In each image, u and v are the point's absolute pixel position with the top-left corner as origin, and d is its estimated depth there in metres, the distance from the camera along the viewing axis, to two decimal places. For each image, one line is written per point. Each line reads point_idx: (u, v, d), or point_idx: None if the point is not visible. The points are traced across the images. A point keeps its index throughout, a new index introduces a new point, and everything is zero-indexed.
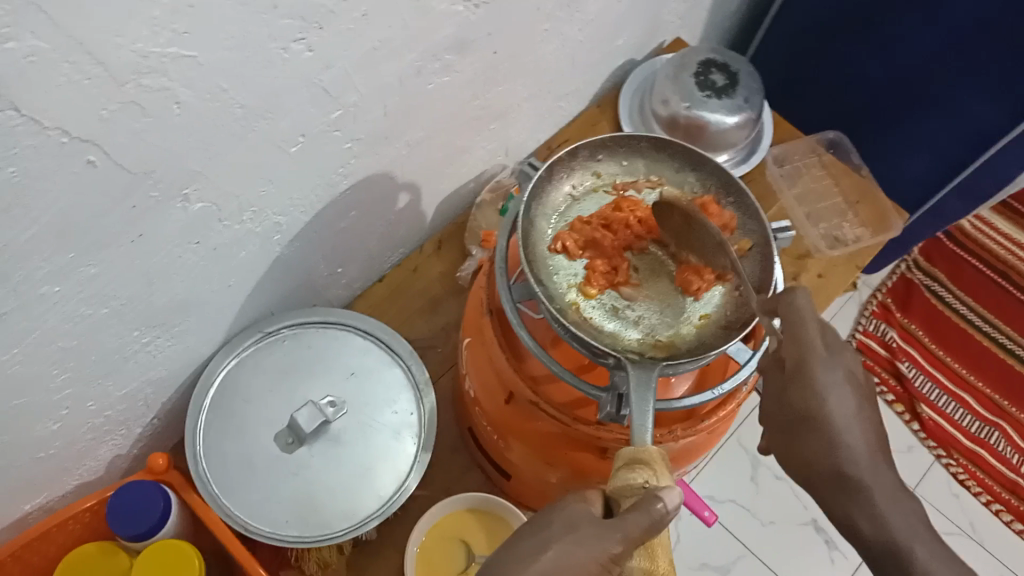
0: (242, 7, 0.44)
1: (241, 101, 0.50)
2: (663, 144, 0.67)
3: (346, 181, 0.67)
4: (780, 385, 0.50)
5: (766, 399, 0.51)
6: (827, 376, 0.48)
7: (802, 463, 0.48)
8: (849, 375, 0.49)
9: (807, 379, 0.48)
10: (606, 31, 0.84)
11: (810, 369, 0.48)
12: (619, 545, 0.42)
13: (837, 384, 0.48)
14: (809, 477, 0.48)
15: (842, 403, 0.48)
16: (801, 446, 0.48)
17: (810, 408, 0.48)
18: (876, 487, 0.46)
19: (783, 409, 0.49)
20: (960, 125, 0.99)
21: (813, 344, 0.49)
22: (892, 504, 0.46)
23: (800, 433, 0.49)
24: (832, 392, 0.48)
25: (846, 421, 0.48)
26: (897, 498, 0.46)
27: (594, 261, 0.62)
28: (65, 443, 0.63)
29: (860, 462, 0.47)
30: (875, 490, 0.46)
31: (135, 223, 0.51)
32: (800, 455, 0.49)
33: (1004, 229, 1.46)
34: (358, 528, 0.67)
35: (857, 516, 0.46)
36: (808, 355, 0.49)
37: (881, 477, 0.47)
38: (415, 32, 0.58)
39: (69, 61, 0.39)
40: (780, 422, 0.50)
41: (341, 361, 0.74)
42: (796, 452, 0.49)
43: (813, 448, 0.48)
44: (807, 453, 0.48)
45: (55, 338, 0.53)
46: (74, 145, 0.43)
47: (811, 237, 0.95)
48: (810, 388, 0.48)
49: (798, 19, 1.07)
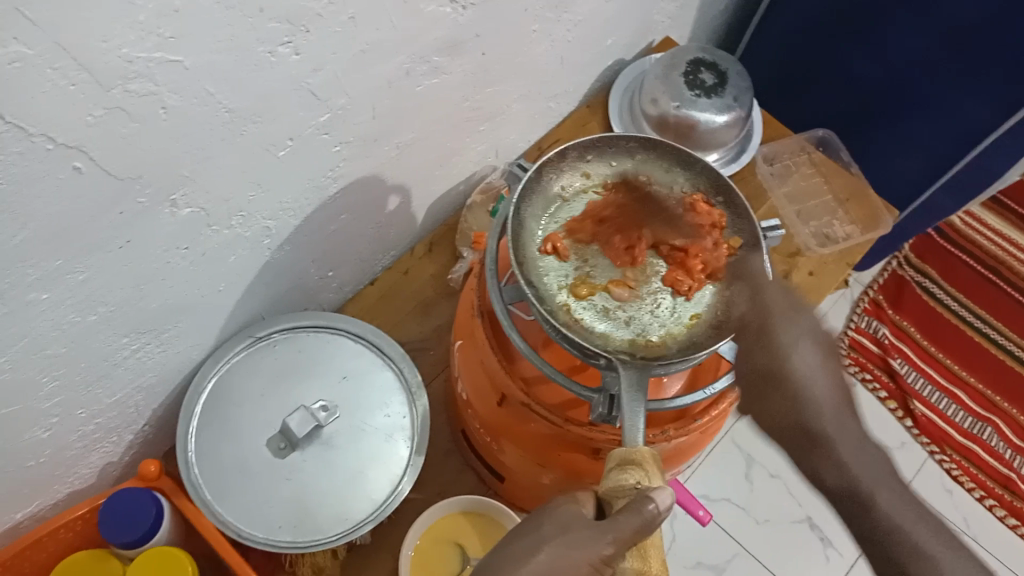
0: (229, 11, 0.44)
1: (229, 105, 0.50)
2: (652, 144, 0.67)
3: (336, 184, 0.67)
4: (750, 347, 0.62)
5: (745, 362, 0.63)
6: (787, 337, 0.61)
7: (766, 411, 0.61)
8: (809, 337, 0.61)
9: (770, 339, 0.61)
10: (595, 31, 0.84)
11: (771, 330, 0.61)
12: (610, 547, 0.42)
13: (795, 343, 0.61)
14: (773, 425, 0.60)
15: (803, 358, 0.60)
16: (770, 397, 0.61)
17: (771, 363, 0.61)
18: (837, 435, 0.54)
19: (755, 367, 0.62)
20: (949, 123, 0.99)
21: (776, 313, 0.62)
22: (856, 456, 0.53)
23: (766, 383, 0.61)
24: (792, 350, 0.61)
25: (807, 368, 0.59)
26: (861, 450, 0.54)
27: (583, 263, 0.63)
28: (55, 451, 0.62)
29: (823, 411, 0.56)
30: (835, 437, 0.54)
31: (123, 229, 0.50)
32: (774, 408, 0.60)
33: (994, 225, 1.47)
34: (351, 533, 0.66)
35: (818, 465, 0.54)
36: (769, 318, 0.62)
37: (843, 426, 0.55)
38: (403, 35, 0.58)
39: (55, 67, 0.39)
40: (753, 378, 0.62)
41: (333, 365, 0.74)
42: (764, 404, 0.61)
43: (776, 396, 0.60)
44: (772, 401, 0.60)
45: (45, 345, 0.52)
46: (61, 151, 0.42)
47: (801, 236, 0.95)
48: (772, 346, 0.61)
49: (788, 17, 1.07)
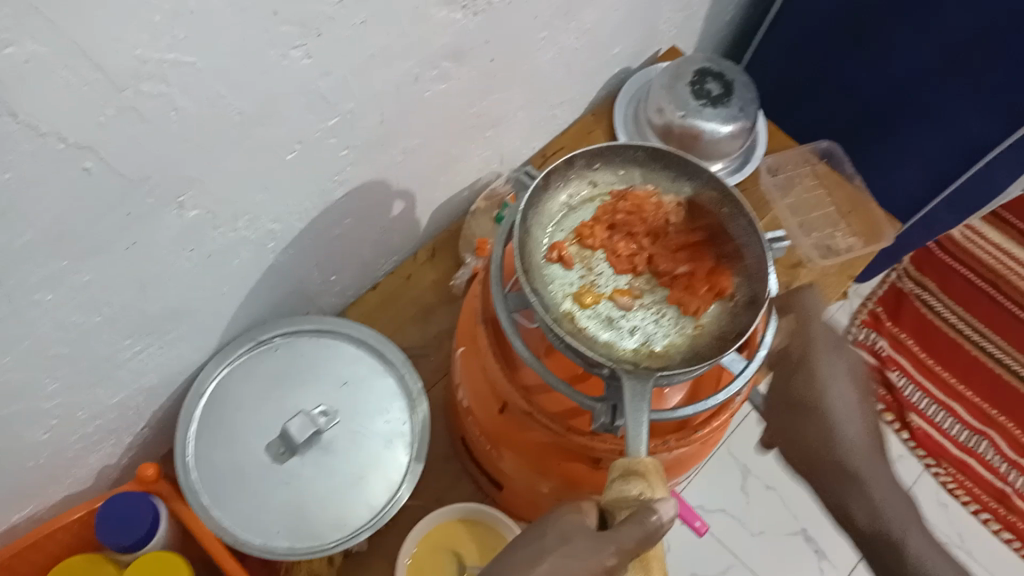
0: (242, 13, 0.44)
1: (239, 107, 0.49)
2: (658, 154, 0.66)
3: (341, 189, 0.66)
4: (789, 376, 0.58)
5: (773, 387, 0.60)
6: (828, 372, 0.57)
7: (796, 442, 0.56)
8: (850, 373, 0.58)
9: (811, 372, 0.57)
10: (602, 40, 0.84)
11: (812, 363, 0.58)
12: (613, 558, 0.42)
13: (838, 378, 0.57)
14: (810, 462, 0.55)
15: (843, 395, 0.56)
16: (803, 430, 0.55)
17: (811, 394, 0.56)
18: (873, 479, 0.52)
19: (790, 395, 0.57)
20: (950, 135, 0.99)
21: (815, 342, 0.60)
22: (890, 503, 0.52)
23: (787, 412, 0.57)
24: (834, 385, 0.56)
25: (845, 406, 0.55)
26: (892, 495, 0.53)
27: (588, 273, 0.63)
28: (54, 452, 0.62)
29: (861, 454, 0.53)
30: (871, 482, 0.52)
31: (129, 230, 0.50)
32: (804, 442, 0.55)
33: (994, 239, 1.48)
34: (348, 540, 0.66)
35: (853, 507, 0.52)
36: (812, 351, 0.59)
37: (877, 471, 0.53)
38: (413, 40, 0.58)
39: (68, 66, 0.38)
40: (783, 407, 0.57)
41: (333, 370, 0.74)
42: (798, 436, 0.56)
43: (812, 430, 0.55)
44: (808, 435, 0.55)
45: (47, 346, 0.52)
46: (70, 152, 0.42)
47: (803, 247, 0.96)
48: (814, 378, 0.57)
49: (794, 27, 1.08)
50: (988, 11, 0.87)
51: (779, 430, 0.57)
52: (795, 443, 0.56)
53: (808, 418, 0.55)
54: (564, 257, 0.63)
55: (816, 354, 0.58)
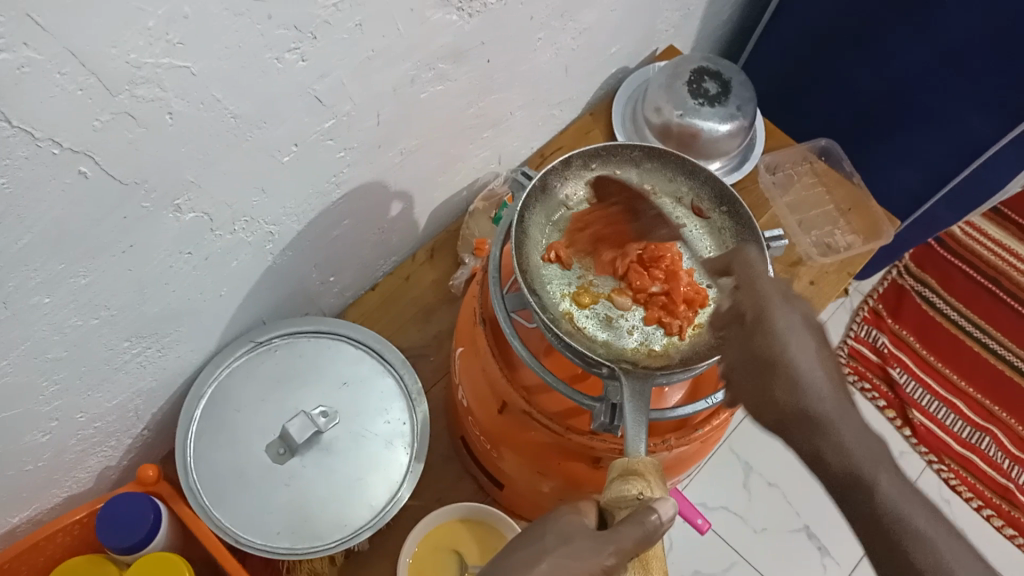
0: (237, 17, 0.44)
1: (236, 110, 0.50)
2: (656, 153, 0.67)
3: (339, 190, 0.66)
4: (748, 336, 0.53)
5: (731, 351, 0.55)
6: (787, 322, 0.52)
7: (761, 396, 0.51)
8: (807, 324, 0.53)
9: (770, 324, 0.52)
10: (600, 39, 0.84)
11: (768, 315, 0.53)
12: (612, 558, 0.42)
13: (795, 330, 0.52)
14: (777, 416, 0.50)
15: (802, 348, 0.51)
16: (768, 387, 0.51)
17: (772, 350, 0.51)
18: (843, 421, 0.48)
19: (750, 355, 0.53)
20: (947, 134, 0.99)
21: (770, 295, 0.54)
22: (859, 442, 0.46)
23: (752, 370, 0.52)
24: (791, 337, 0.52)
25: (802, 356, 0.51)
26: (859, 433, 0.47)
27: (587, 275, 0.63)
28: (54, 454, 0.62)
29: (826, 397, 0.49)
30: (840, 423, 0.47)
31: (127, 233, 0.50)
32: (768, 395, 0.51)
33: (995, 235, 1.48)
34: (350, 540, 0.66)
35: (823, 449, 0.47)
36: (767, 305, 0.54)
37: (847, 413, 0.48)
38: (409, 42, 0.58)
39: (63, 71, 0.39)
40: (742, 366, 0.53)
41: (333, 371, 0.74)
42: (764, 391, 0.51)
43: (779, 382, 0.50)
44: (773, 389, 0.50)
45: (46, 348, 0.52)
46: (66, 156, 0.42)
47: (803, 244, 0.95)
48: (773, 332, 0.52)
49: (793, 26, 1.08)
50: (992, 12, 0.87)
51: (745, 387, 0.52)
52: (761, 400, 0.51)
53: (771, 372, 0.51)
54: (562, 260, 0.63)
55: (771, 303, 0.54)
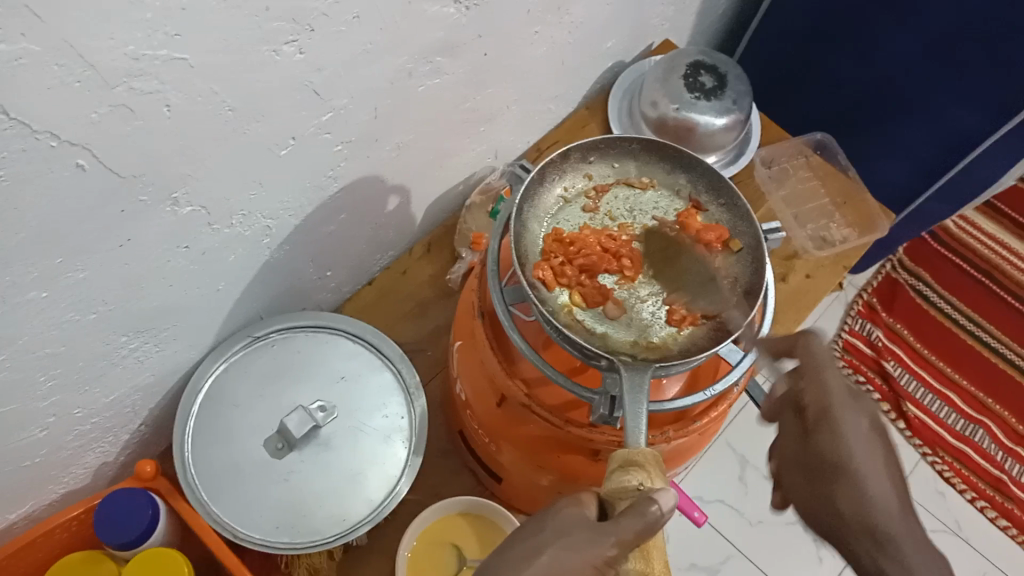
0: (233, 9, 0.44)
1: (231, 103, 0.49)
2: (654, 147, 0.67)
3: (336, 184, 0.66)
4: (809, 434, 0.50)
5: (787, 445, 0.52)
6: (852, 422, 0.49)
7: (818, 502, 0.48)
8: (874, 425, 0.50)
9: (834, 423, 0.49)
10: (595, 33, 0.84)
11: (833, 415, 0.50)
12: (614, 549, 0.42)
13: (859, 430, 0.49)
14: (835, 527, 0.47)
15: (867, 454, 0.48)
16: (828, 494, 0.48)
17: (838, 453, 0.48)
18: (911, 542, 0.44)
19: (811, 457, 0.50)
20: (937, 126, 1.00)
21: (835, 391, 0.51)
22: (937, 573, 0.43)
23: (820, 475, 0.49)
24: (858, 443, 0.49)
25: (871, 466, 0.48)
26: (935, 561, 0.43)
27: (580, 285, 0.61)
28: (51, 451, 0.62)
29: (895, 513, 0.45)
30: (907, 545, 0.44)
31: (123, 228, 0.50)
32: (827, 503, 0.48)
33: (988, 229, 1.48)
34: (348, 534, 0.66)
35: (888, 572, 0.43)
36: (833, 401, 0.50)
37: (915, 532, 0.45)
38: (406, 34, 0.58)
39: (60, 63, 0.38)
40: (801, 466, 0.50)
41: (331, 365, 0.74)
42: (822, 499, 0.48)
43: (840, 490, 0.47)
44: (833, 497, 0.47)
45: (41, 344, 0.52)
46: (63, 149, 0.42)
47: (799, 238, 0.95)
48: (838, 434, 0.49)
49: (787, 18, 1.08)
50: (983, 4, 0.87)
51: (804, 492, 0.50)
52: (817, 505, 0.49)
53: (831, 478, 0.48)
54: (563, 275, 0.61)
55: (835, 400, 0.50)
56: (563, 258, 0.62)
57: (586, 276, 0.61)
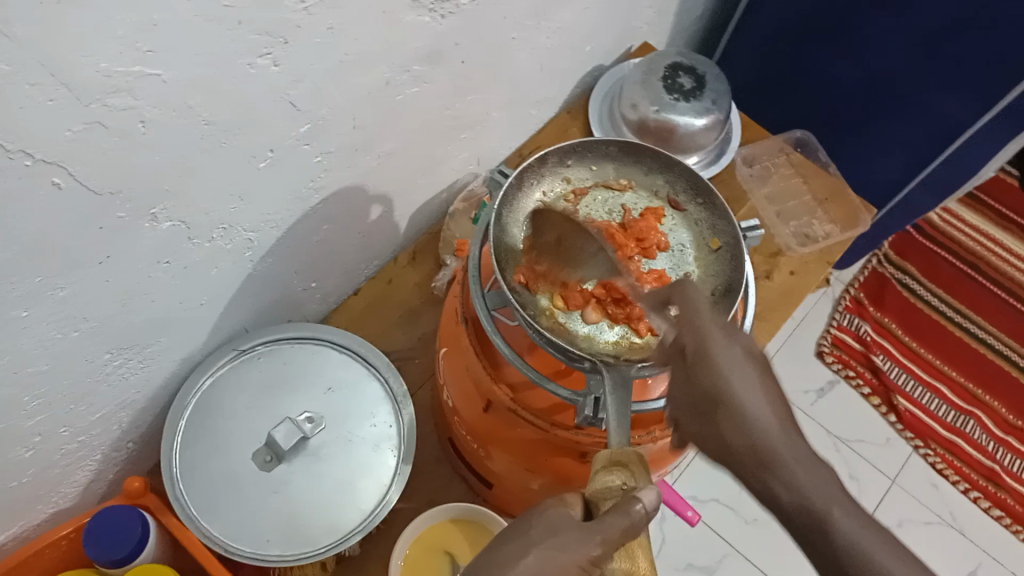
0: (207, 23, 0.44)
1: (209, 117, 0.49)
2: (631, 149, 0.68)
3: (319, 195, 0.67)
4: (687, 372, 0.47)
5: (672, 387, 0.49)
6: (728, 353, 0.46)
7: (711, 440, 0.45)
8: (749, 354, 0.47)
9: (710, 359, 0.46)
10: (573, 37, 0.85)
11: (709, 351, 0.46)
12: (598, 548, 0.42)
13: (736, 360, 0.46)
14: (729, 459, 0.44)
15: (745, 382, 0.45)
16: (716, 424, 0.45)
17: (715, 386, 0.45)
18: (793, 459, 0.42)
19: (693, 392, 0.46)
20: (922, 119, 1.01)
21: (709, 327, 0.48)
22: (815, 480, 0.41)
23: (704, 409, 0.46)
24: (735, 372, 0.45)
25: (748, 390, 0.45)
26: (815, 471, 0.42)
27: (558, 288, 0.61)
28: (39, 470, 0.62)
29: (772, 434, 0.43)
30: (790, 460, 0.42)
31: (103, 245, 0.50)
32: (720, 440, 0.45)
33: (972, 221, 1.50)
34: (340, 544, 0.66)
35: (775, 488, 0.42)
36: (708, 338, 0.47)
37: (796, 448, 0.43)
38: (382, 43, 0.58)
39: (32, 82, 0.39)
40: (686, 406, 0.47)
41: (319, 375, 0.74)
42: (712, 435, 0.45)
43: (726, 422, 0.44)
44: (719, 431, 0.45)
45: (26, 363, 0.52)
46: (40, 167, 0.42)
47: (782, 236, 0.96)
48: (715, 368, 0.46)
49: (762, 20, 1.09)
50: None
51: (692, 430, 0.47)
52: (708, 441, 0.46)
53: (713, 413, 0.45)
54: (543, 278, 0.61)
55: (710, 333, 0.47)
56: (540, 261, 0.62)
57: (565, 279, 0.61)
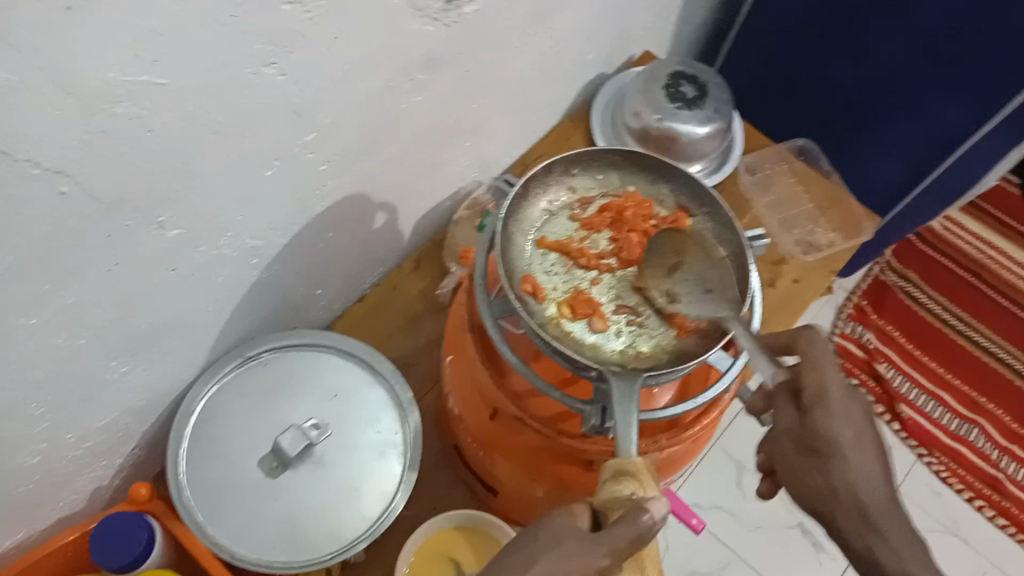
0: (213, 31, 0.45)
1: (215, 125, 0.50)
2: (635, 158, 0.68)
3: (323, 203, 0.67)
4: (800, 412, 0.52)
5: (780, 420, 0.54)
6: (843, 403, 0.51)
7: (811, 477, 0.53)
8: (861, 407, 0.53)
9: (828, 410, 0.51)
10: (575, 46, 0.86)
11: (828, 402, 0.51)
12: (605, 559, 0.42)
13: (850, 416, 0.51)
14: (828, 502, 0.52)
15: (856, 436, 0.51)
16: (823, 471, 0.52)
17: (831, 434, 0.51)
18: (892, 519, 0.51)
19: (806, 435, 0.52)
20: (925, 127, 1.01)
21: (830, 379, 0.52)
22: (907, 542, 0.51)
23: (810, 451, 0.52)
24: (849, 425, 0.51)
25: (859, 447, 0.51)
26: (906, 532, 0.51)
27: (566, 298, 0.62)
28: (44, 475, 0.62)
29: (879, 492, 0.51)
30: (888, 520, 0.51)
31: (112, 251, 0.50)
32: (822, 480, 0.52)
33: (973, 228, 1.50)
34: (345, 551, 0.66)
35: (873, 545, 0.51)
36: (829, 390, 0.51)
37: (895, 508, 0.52)
38: (388, 52, 0.59)
39: (42, 92, 0.39)
40: (795, 443, 0.53)
41: (323, 382, 0.74)
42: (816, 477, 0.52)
43: (833, 467, 0.51)
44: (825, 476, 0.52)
45: (35, 368, 0.52)
46: (48, 175, 0.43)
47: (785, 244, 0.97)
48: (833, 418, 0.51)
49: (766, 27, 1.09)
50: (977, 3, 0.87)
51: (795, 465, 0.53)
52: (810, 481, 0.53)
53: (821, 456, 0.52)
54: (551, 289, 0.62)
55: (831, 382, 0.52)
56: (545, 273, 0.64)
57: (573, 292, 0.62)
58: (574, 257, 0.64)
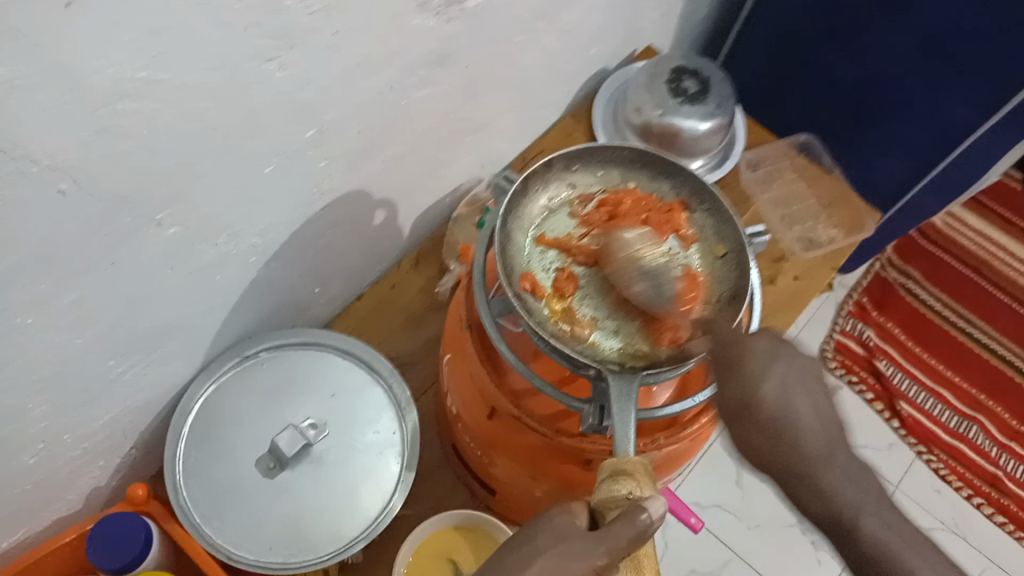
0: (216, 29, 0.44)
1: (216, 122, 0.49)
2: (637, 154, 0.67)
3: (323, 201, 0.66)
4: (720, 380, 0.47)
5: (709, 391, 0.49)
6: (766, 362, 0.46)
7: (740, 441, 0.47)
8: (786, 354, 0.47)
9: (741, 368, 0.46)
10: (580, 41, 0.85)
11: (741, 361, 0.47)
12: (604, 558, 0.42)
13: (769, 369, 0.46)
14: (759, 462, 0.46)
15: (781, 387, 0.46)
16: (747, 431, 0.46)
17: (747, 395, 0.46)
18: (828, 467, 0.45)
19: (725, 398, 0.47)
20: (928, 122, 1.00)
21: (745, 339, 0.47)
22: (846, 488, 0.44)
23: (733, 416, 0.47)
24: (768, 379, 0.46)
25: (784, 397, 0.45)
26: (847, 477, 0.45)
27: (562, 291, 0.61)
28: (43, 477, 0.61)
29: (810, 439, 0.45)
30: (824, 470, 0.44)
31: (109, 252, 0.50)
32: (752, 444, 0.46)
33: (975, 224, 1.49)
34: (343, 552, 0.66)
35: (806, 498, 0.45)
36: (744, 349, 0.47)
37: (834, 453, 0.45)
38: (391, 50, 0.58)
39: (43, 87, 0.38)
40: (722, 410, 0.48)
41: (323, 382, 0.74)
42: (744, 439, 0.47)
43: (757, 430, 0.46)
44: (751, 436, 0.46)
45: (30, 370, 0.52)
46: (45, 173, 0.42)
47: (786, 240, 0.96)
48: (745, 376, 0.46)
49: (768, 23, 1.09)
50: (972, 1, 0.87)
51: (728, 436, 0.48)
52: (740, 444, 0.47)
53: (744, 419, 0.46)
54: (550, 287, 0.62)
55: (748, 347, 0.47)
56: (544, 272, 0.63)
57: (568, 287, 0.61)
58: (571, 251, 0.64)
